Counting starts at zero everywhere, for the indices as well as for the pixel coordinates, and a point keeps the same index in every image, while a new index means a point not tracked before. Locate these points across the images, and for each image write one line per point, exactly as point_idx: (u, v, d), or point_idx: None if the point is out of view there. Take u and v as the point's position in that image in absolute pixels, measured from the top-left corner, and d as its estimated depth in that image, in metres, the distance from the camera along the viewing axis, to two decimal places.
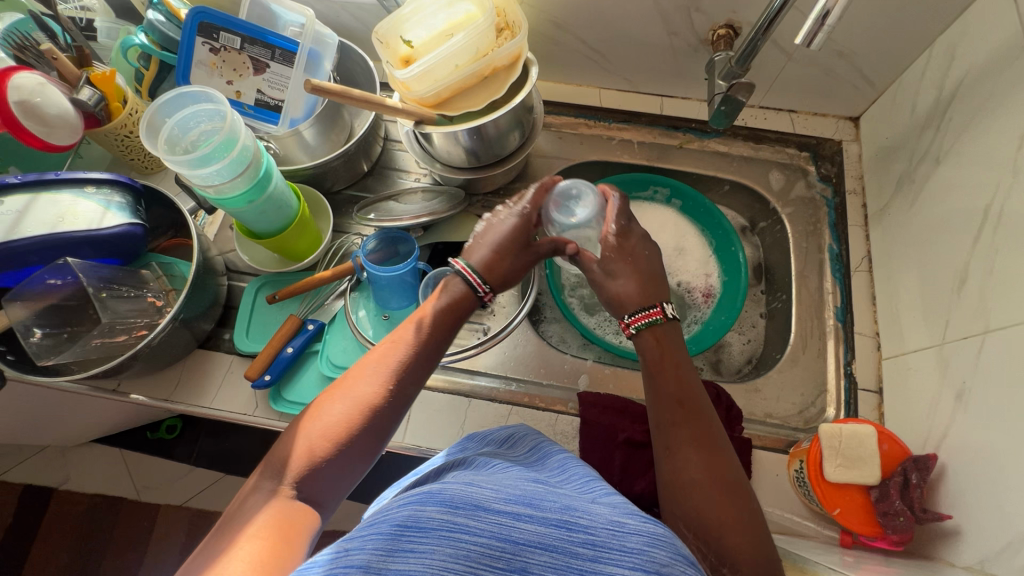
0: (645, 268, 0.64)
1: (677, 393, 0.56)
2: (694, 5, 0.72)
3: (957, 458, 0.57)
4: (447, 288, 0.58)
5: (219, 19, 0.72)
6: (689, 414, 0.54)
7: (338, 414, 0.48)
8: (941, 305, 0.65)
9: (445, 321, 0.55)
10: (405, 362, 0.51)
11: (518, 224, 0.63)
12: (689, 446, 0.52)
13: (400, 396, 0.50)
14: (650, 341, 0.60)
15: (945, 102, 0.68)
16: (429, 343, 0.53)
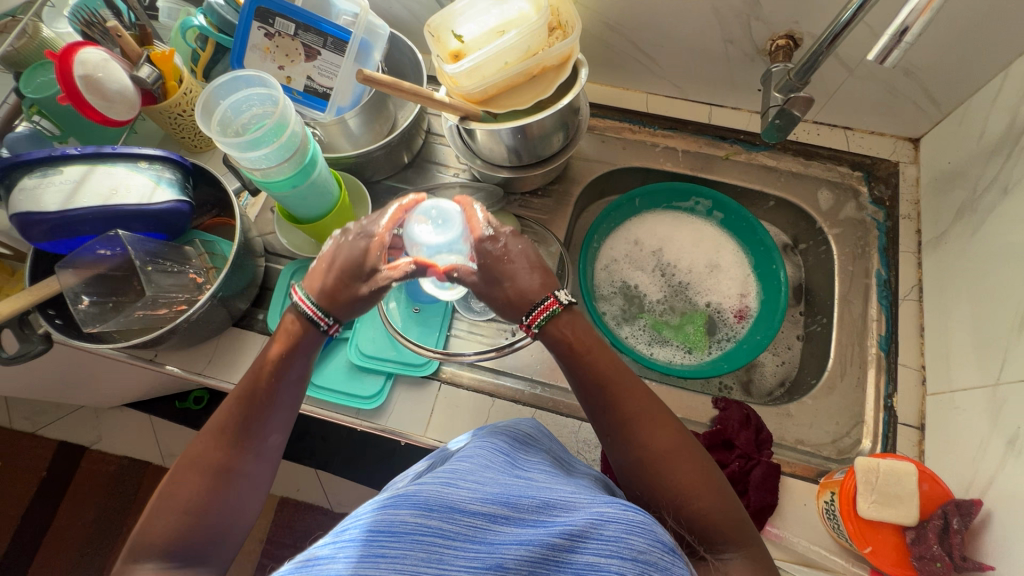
0: (533, 261, 0.58)
1: (602, 377, 0.54)
2: (754, 13, 0.69)
3: (1004, 506, 0.54)
4: (289, 327, 0.58)
5: (274, 5, 0.73)
6: (633, 392, 0.53)
7: (195, 485, 0.48)
8: (997, 343, 0.61)
9: (273, 367, 0.55)
10: (263, 410, 0.53)
11: (371, 242, 0.58)
12: (642, 424, 0.51)
13: (263, 445, 0.53)
14: (563, 329, 0.56)
15: (1019, 129, 0.64)
16: (284, 385, 0.55)
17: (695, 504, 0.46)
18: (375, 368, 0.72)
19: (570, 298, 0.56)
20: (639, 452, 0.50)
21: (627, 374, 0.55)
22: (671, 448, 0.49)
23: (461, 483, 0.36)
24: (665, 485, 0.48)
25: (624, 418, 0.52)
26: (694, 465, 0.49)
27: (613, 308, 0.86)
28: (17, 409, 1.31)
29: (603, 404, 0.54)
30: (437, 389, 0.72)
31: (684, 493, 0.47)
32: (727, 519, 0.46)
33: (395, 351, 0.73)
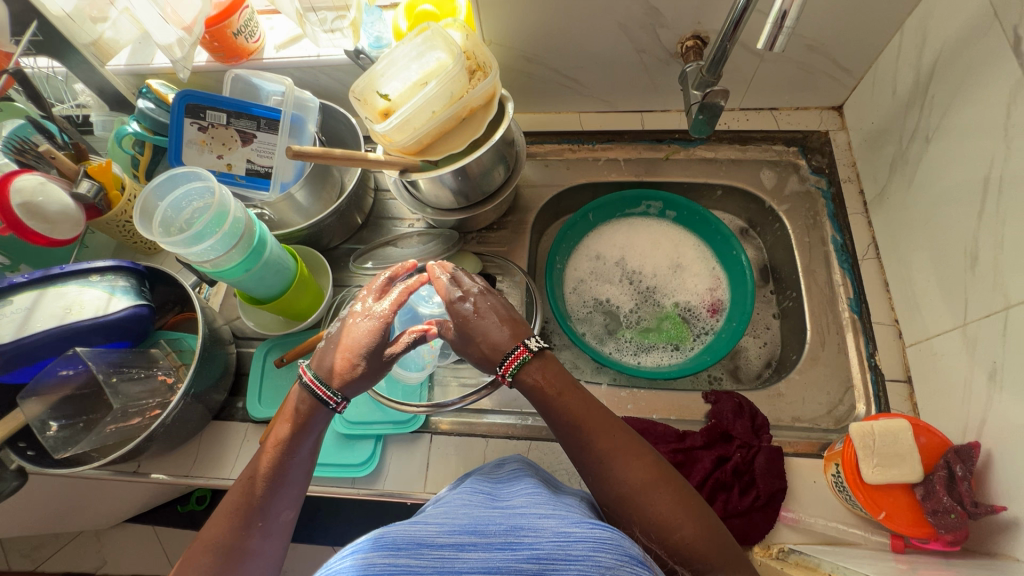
0: (501, 312, 0.58)
1: (577, 418, 0.53)
2: (658, 23, 0.73)
3: (1001, 443, 0.54)
4: (296, 405, 0.56)
5: (203, 99, 0.76)
6: (612, 425, 0.53)
7: (203, 570, 0.47)
8: (957, 285, 0.62)
9: (286, 448, 0.54)
10: (277, 493, 0.52)
11: (372, 331, 0.57)
12: (625, 456, 0.51)
13: (273, 526, 0.51)
14: (534, 376, 0.56)
15: (925, 80, 0.67)
16: (297, 467, 0.54)
17: (679, 536, 0.46)
18: (362, 434, 0.71)
19: (539, 345, 0.56)
20: (617, 487, 0.50)
21: (600, 410, 0.54)
22: (648, 481, 0.49)
23: (428, 522, 0.36)
24: (645, 519, 0.48)
25: (599, 456, 0.51)
26: (673, 494, 0.49)
27: (593, 328, 0.86)
28: (13, 548, 1.26)
29: (579, 443, 0.53)
30: (429, 441, 0.71)
31: (667, 524, 0.47)
32: (712, 545, 0.46)
33: (381, 412, 0.72)
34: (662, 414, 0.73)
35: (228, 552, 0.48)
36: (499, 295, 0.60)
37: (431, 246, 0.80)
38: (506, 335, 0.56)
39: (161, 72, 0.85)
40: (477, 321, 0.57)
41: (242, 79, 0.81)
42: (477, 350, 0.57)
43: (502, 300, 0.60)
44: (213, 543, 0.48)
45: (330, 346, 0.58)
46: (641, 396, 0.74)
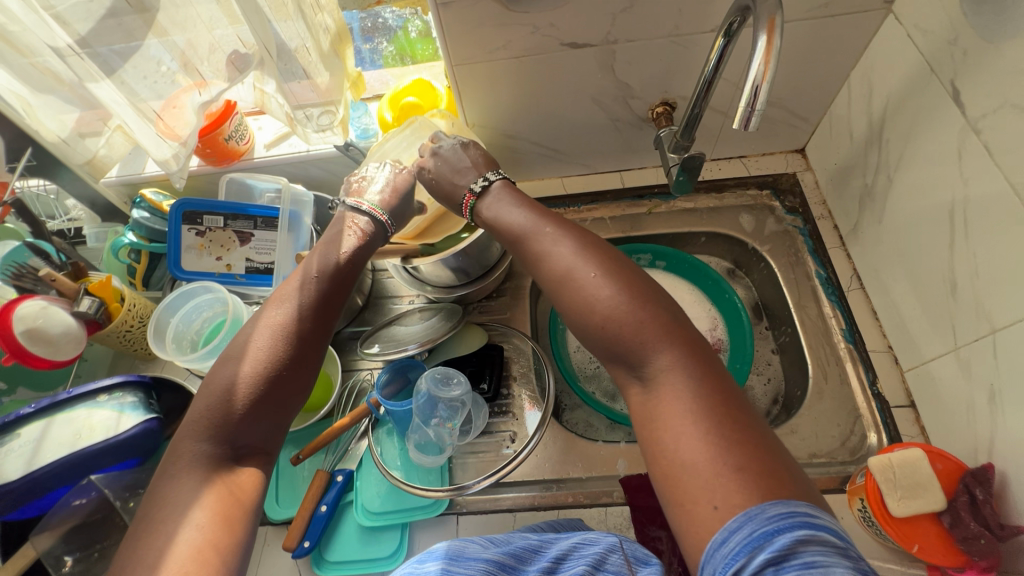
0: (465, 153, 0.69)
1: (514, 228, 0.60)
2: (628, 95, 0.79)
3: (1013, 464, 0.56)
4: (364, 227, 0.66)
5: (198, 205, 0.78)
6: (546, 227, 0.58)
7: (244, 355, 0.53)
8: (941, 311, 0.66)
9: (343, 260, 0.63)
10: (324, 295, 0.60)
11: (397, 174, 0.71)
12: (555, 248, 0.55)
13: (320, 328, 0.58)
14: (487, 201, 0.64)
15: (878, 125, 0.73)
16: (344, 278, 0.62)
17: (602, 316, 0.49)
18: (387, 524, 0.70)
19: (482, 185, 0.65)
20: (551, 281, 0.54)
21: (543, 217, 0.59)
22: (576, 263, 0.53)
23: (471, 543, 0.52)
24: (575, 302, 0.52)
25: (537, 255, 0.57)
26: (597, 277, 0.51)
27: (602, 385, 0.87)
28: None
29: (523, 249, 0.59)
30: (456, 523, 0.70)
31: (592, 304, 0.50)
32: (634, 324, 0.48)
33: (405, 499, 0.71)
34: None
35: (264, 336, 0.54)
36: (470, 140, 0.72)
37: (435, 320, 0.81)
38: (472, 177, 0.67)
39: (154, 180, 0.87)
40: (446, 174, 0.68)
41: (237, 181, 0.83)
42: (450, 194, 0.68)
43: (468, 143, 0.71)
44: (269, 326, 0.55)
45: (366, 190, 0.70)
46: None
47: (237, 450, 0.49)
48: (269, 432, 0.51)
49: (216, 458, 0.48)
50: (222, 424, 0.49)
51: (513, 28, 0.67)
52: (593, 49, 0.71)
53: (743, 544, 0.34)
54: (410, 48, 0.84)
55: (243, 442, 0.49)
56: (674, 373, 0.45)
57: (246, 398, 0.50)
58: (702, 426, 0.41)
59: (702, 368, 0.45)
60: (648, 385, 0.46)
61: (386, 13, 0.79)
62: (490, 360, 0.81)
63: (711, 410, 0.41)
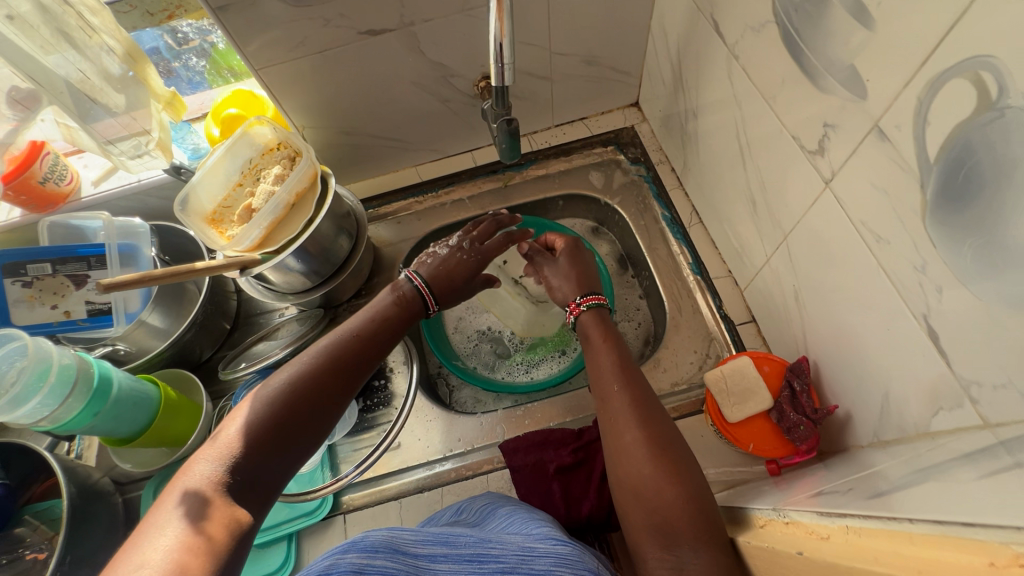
0: (580, 270, 0.76)
1: (601, 368, 0.64)
2: (447, 74, 0.80)
3: (821, 352, 0.61)
4: (405, 291, 0.68)
5: (20, 255, 0.73)
6: (628, 384, 0.61)
7: (289, 396, 0.53)
8: (753, 227, 0.71)
9: (380, 321, 0.63)
10: (357, 361, 0.59)
11: (468, 258, 0.73)
12: (629, 411, 0.58)
13: (352, 391, 0.57)
14: (587, 320, 0.69)
15: (678, 68, 0.78)
16: (374, 349, 0.61)
17: (665, 494, 0.51)
18: (272, 537, 0.69)
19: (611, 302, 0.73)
20: (618, 441, 0.57)
21: (627, 380, 0.61)
22: (650, 437, 0.55)
23: (403, 531, 0.46)
24: (633, 471, 0.54)
25: (611, 413, 0.59)
26: (673, 463, 0.53)
27: (482, 358, 0.89)
28: None
29: (601, 395, 0.62)
30: (343, 521, 0.70)
31: (652, 483, 0.52)
32: (695, 519, 0.49)
33: (290, 509, 0.70)
34: (557, 419, 0.76)
35: (315, 387, 0.54)
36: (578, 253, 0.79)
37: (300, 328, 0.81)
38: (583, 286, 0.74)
39: None
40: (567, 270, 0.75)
41: (61, 224, 0.79)
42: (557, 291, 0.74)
43: (583, 258, 0.78)
44: (297, 368, 0.55)
45: (437, 261, 0.73)
46: (536, 409, 0.77)
47: (242, 485, 0.47)
48: (275, 472, 0.50)
49: (212, 486, 0.46)
50: (236, 454, 0.48)
51: (302, 24, 0.67)
52: (393, 34, 0.72)
53: None
54: (224, 60, 0.82)
55: (247, 475, 0.48)
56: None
57: (269, 436, 0.50)
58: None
59: None
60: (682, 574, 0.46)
61: (184, 27, 0.75)
62: None
63: None
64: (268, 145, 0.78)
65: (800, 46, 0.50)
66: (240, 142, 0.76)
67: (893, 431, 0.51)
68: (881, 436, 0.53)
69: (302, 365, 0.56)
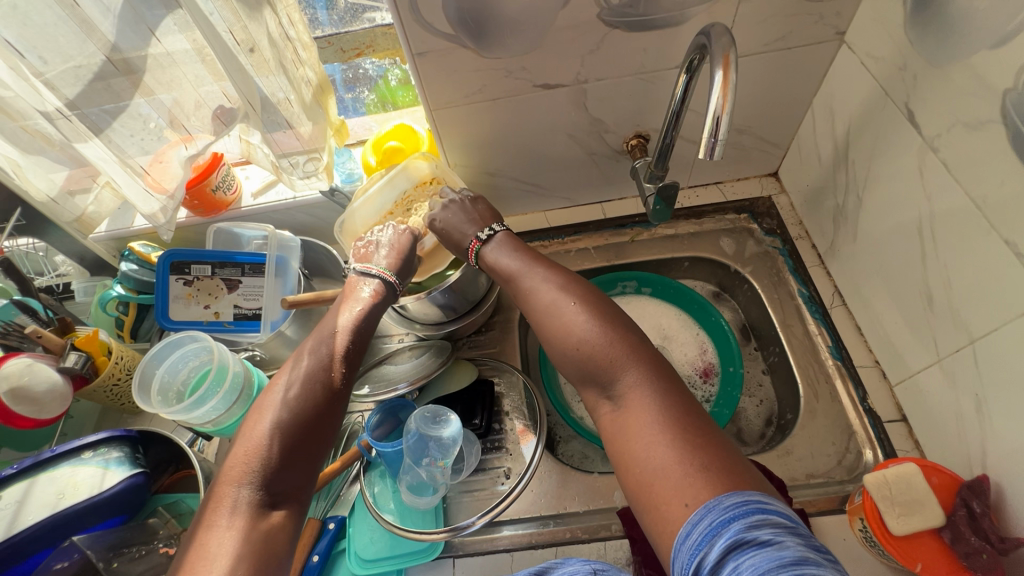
0: (472, 212, 0.73)
1: (508, 273, 0.66)
2: (602, 129, 0.82)
3: (1007, 474, 0.56)
4: (376, 291, 0.69)
5: (186, 255, 0.78)
6: (523, 269, 0.64)
7: (290, 396, 0.56)
8: (922, 323, 0.66)
9: (364, 315, 0.66)
10: (343, 342, 0.62)
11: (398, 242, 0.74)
12: (540, 292, 0.61)
13: (347, 369, 0.61)
14: (489, 251, 0.69)
15: (843, 147, 0.76)
16: (360, 328, 0.65)
17: (585, 345, 0.54)
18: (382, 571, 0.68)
19: (488, 233, 0.70)
20: (535, 320, 0.60)
21: (529, 261, 0.65)
22: (559, 301, 0.59)
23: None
24: (559, 338, 0.56)
25: (523, 294, 0.63)
26: (580, 312, 0.56)
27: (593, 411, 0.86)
28: None
29: (516, 290, 0.65)
30: (453, 566, 0.68)
31: (568, 339, 0.55)
32: (611, 350, 0.52)
33: (401, 543, 0.69)
34: None
35: (310, 383, 0.57)
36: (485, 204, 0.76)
37: (425, 358, 0.82)
38: (470, 233, 0.71)
39: (142, 233, 0.88)
40: (450, 229, 0.72)
41: (224, 230, 0.85)
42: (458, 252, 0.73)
43: (479, 202, 0.74)
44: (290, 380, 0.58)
45: (372, 251, 0.74)
46: None
47: (275, 495, 0.50)
48: (302, 476, 0.53)
49: (254, 504, 0.49)
50: (261, 471, 0.50)
51: (487, 72, 0.70)
52: (565, 89, 0.74)
53: (707, 528, 0.38)
54: (391, 95, 0.87)
55: (274, 488, 0.50)
56: (647, 392, 0.49)
57: (289, 442, 0.53)
58: (678, 443, 0.44)
59: (674, 391, 0.49)
60: (622, 406, 0.50)
61: (366, 64, 0.82)
62: (480, 395, 0.80)
63: (694, 433, 0.45)
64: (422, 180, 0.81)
65: None
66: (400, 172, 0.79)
67: None
68: None
69: (302, 368, 0.59)
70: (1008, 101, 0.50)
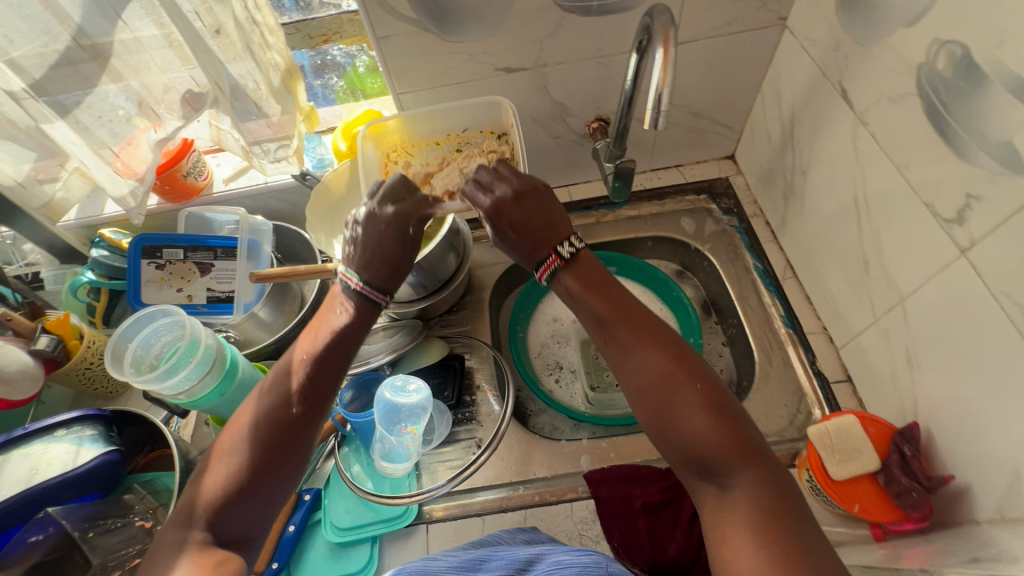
0: (538, 216, 0.60)
1: (600, 314, 0.55)
2: (564, 113, 0.85)
3: (934, 419, 0.61)
4: (348, 312, 0.58)
5: (158, 240, 0.79)
6: (627, 317, 0.54)
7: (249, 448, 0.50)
8: (861, 287, 0.71)
9: (334, 340, 0.56)
10: (309, 377, 0.54)
11: (386, 233, 0.61)
12: (644, 349, 0.52)
13: (318, 413, 0.54)
14: (566, 279, 0.58)
15: (789, 127, 0.81)
16: (328, 356, 0.55)
17: (699, 430, 0.47)
18: (358, 538, 0.70)
19: (571, 251, 0.59)
20: (636, 380, 0.52)
21: (631, 308, 0.55)
22: (673, 374, 0.50)
23: (437, 559, 0.48)
24: (665, 411, 0.49)
25: (624, 346, 0.53)
26: (697, 393, 0.49)
27: (562, 384, 0.90)
28: None
29: (607, 335, 0.55)
30: (426, 533, 0.70)
31: (680, 418, 0.48)
32: (727, 443, 0.46)
33: (374, 511, 0.72)
34: (643, 455, 0.76)
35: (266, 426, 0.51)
36: (509, 167, 0.65)
37: (397, 337, 0.84)
38: (540, 241, 0.60)
39: (113, 220, 0.88)
40: (518, 223, 0.59)
41: (197, 215, 0.86)
42: (523, 250, 0.60)
43: (539, 194, 0.62)
44: (251, 419, 0.52)
45: (364, 255, 0.60)
46: (620, 442, 0.77)
47: (223, 536, 0.47)
48: (255, 515, 0.49)
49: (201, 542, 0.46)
50: (209, 513, 0.48)
51: (450, 56, 0.73)
52: (526, 73, 0.77)
53: None
54: (360, 82, 0.90)
55: (227, 530, 0.47)
56: (762, 498, 0.43)
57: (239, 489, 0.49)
58: (782, 550, 0.40)
59: (787, 495, 0.44)
60: (727, 500, 0.45)
61: (334, 51, 0.84)
62: (452, 369, 0.83)
63: (796, 548, 0.40)
64: (452, 133, 0.82)
65: (946, 119, 0.52)
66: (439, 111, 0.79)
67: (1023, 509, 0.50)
68: (1007, 514, 0.52)
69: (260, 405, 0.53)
70: (922, 75, 0.54)
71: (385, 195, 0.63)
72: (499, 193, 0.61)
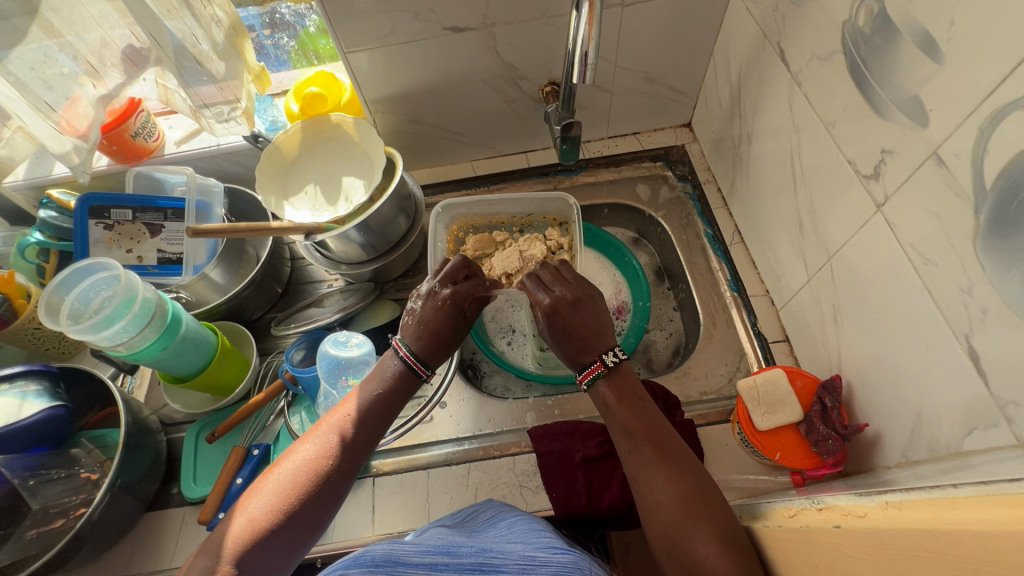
0: (591, 324, 0.64)
1: (631, 426, 0.57)
2: (517, 76, 0.85)
3: (855, 371, 0.63)
4: (394, 375, 0.63)
5: (106, 200, 0.79)
6: (654, 434, 0.56)
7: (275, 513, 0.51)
8: (797, 248, 0.73)
9: (376, 411, 0.60)
10: (342, 459, 0.56)
11: (441, 311, 0.66)
12: (664, 466, 0.53)
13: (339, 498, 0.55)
14: (603, 387, 0.61)
15: (736, 92, 0.82)
16: (363, 446, 0.58)
17: (702, 555, 0.47)
18: None
19: (615, 361, 0.61)
20: (651, 496, 0.53)
21: (660, 427, 0.56)
22: (687, 499, 0.50)
23: (405, 542, 0.41)
24: (674, 526, 0.50)
25: (646, 459, 0.54)
26: (707, 521, 0.49)
27: (513, 345, 0.92)
28: None
29: (631, 446, 0.56)
30: (372, 485, 0.72)
31: (688, 537, 0.49)
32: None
33: None
34: (586, 412, 0.78)
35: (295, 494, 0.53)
36: (570, 270, 0.69)
37: (350, 298, 0.86)
38: (590, 346, 0.63)
39: (61, 181, 0.88)
40: (570, 325, 0.63)
41: (144, 175, 0.85)
42: (567, 347, 0.64)
43: (588, 296, 0.66)
44: (283, 480, 0.54)
45: (416, 324, 0.66)
46: (565, 400, 0.79)
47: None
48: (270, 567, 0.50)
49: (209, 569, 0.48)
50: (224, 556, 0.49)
51: (395, 14, 0.72)
52: (474, 33, 0.77)
53: None
54: (312, 43, 0.89)
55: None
56: None
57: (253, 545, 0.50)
58: None
59: None
60: None
61: (283, 9, 0.83)
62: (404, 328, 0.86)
63: None
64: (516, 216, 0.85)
65: (865, 75, 0.54)
66: (511, 199, 0.83)
67: (924, 449, 0.53)
68: (911, 456, 0.55)
69: (291, 470, 0.54)
70: (846, 33, 0.55)
71: (447, 275, 0.69)
72: (557, 292, 0.65)
